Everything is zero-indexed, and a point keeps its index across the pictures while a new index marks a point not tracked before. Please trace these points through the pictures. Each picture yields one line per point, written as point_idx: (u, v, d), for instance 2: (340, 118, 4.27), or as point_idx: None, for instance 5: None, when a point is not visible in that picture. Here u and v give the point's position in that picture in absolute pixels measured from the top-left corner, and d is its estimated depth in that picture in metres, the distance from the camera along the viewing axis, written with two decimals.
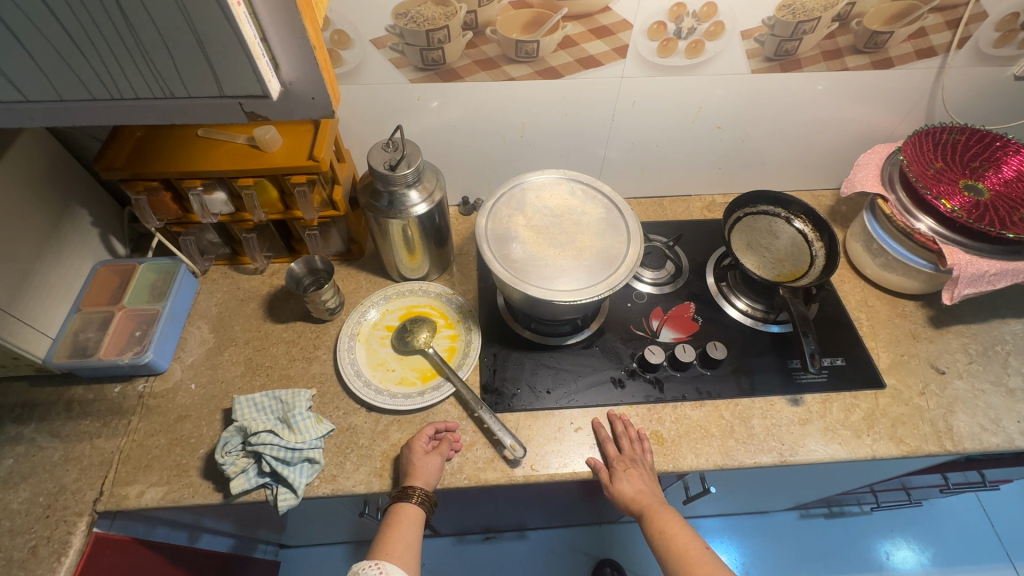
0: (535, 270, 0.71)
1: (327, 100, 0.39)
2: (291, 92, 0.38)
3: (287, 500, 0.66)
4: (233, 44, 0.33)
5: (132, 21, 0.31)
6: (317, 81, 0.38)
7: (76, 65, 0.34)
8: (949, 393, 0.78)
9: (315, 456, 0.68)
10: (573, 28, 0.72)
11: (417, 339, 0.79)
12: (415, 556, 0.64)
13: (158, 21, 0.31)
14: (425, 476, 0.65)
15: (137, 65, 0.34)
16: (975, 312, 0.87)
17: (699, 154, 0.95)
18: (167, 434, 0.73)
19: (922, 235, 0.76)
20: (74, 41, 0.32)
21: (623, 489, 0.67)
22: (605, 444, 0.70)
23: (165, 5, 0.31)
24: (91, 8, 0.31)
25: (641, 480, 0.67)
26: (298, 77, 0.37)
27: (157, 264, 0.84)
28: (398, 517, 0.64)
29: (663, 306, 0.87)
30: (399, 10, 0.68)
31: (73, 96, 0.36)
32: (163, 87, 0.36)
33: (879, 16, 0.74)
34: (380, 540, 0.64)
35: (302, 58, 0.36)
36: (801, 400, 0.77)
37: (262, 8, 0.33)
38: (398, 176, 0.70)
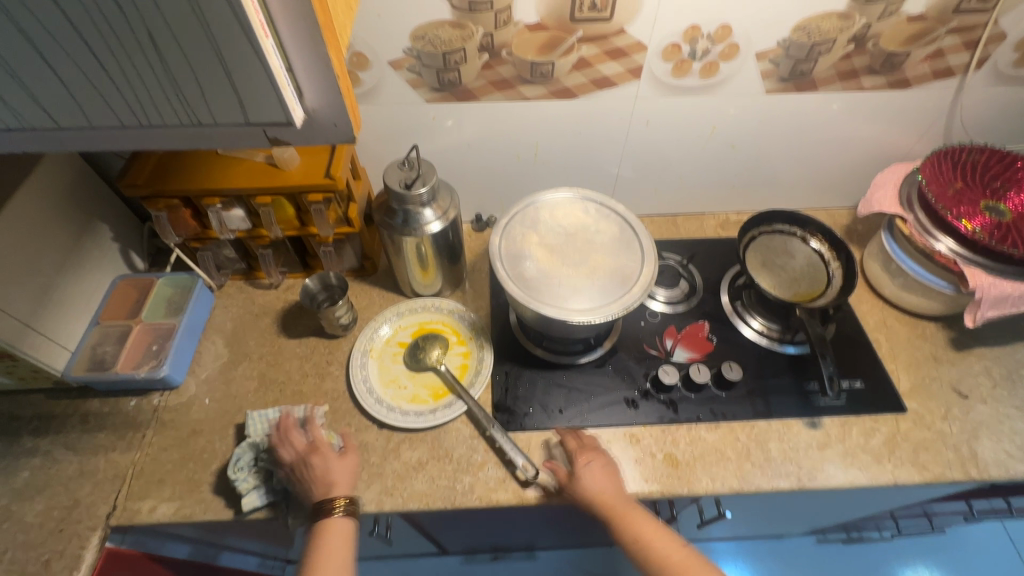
0: (548, 288, 0.71)
1: (349, 127, 0.39)
2: (314, 119, 0.39)
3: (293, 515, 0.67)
4: (259, 74, 0.34)
5: (164, 54, 0.32)
6: (341, 107, 0.38)
7: (107, 94, 0.35)
8: (973, 418, 0.76)
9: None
10: (588, 50, 0.72)
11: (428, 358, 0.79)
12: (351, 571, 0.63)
13: (188, 53, 0.32)
14: (345, 482, 0.66)
15: (165, 92, 0.35)
16: (998, 335, 0.85)
17: (714, 172, 0.95)
18: (180, 449, 0.73)
19: (942, 256, 0.75)
20: (108, 73, 0.33)
21: (585, 487, 0.65)
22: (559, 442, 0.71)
23: (196, 37, 0.31)
24: (126, 43, 0.32)
25: (600, 477, 0.65)
26: (322, 104, 0.38)
27: (175, 278, 0.86)
28: (327, 538, 0.62)
29: (677, 325, 0.86)
30: (417, 32, 0.69)
31: (103, 123, 0.37)
32: (190, 115, 0.36)
33: (895, 37, 0.73)
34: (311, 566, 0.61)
35: (326, 86, 0.37)
36: (819, 424, 0.76)
37: (289, 40, 0.34)
38: (414, 195, 0.71)
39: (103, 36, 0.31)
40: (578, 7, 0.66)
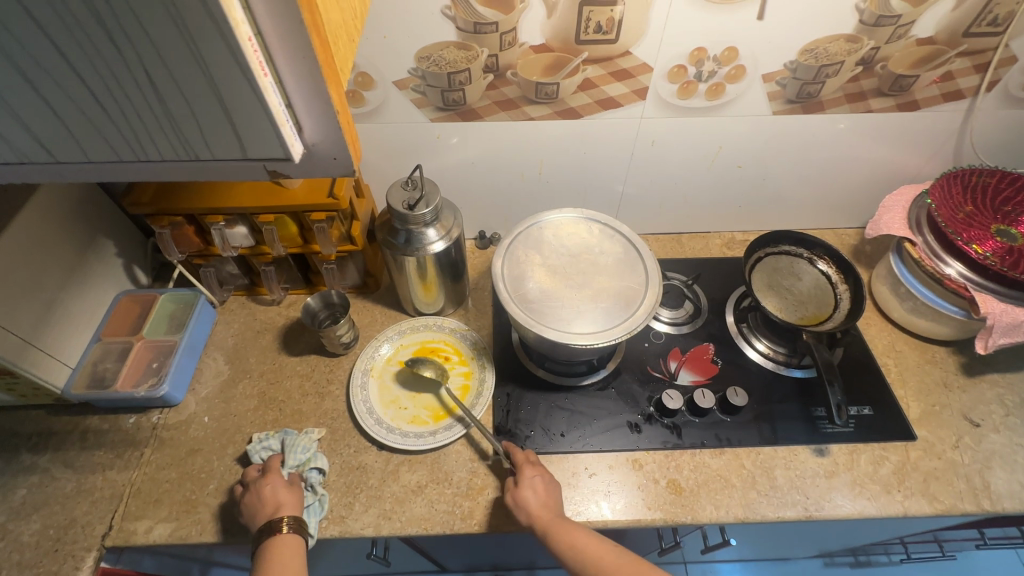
0: (551, 310, 0.70)
1: (349, 160, 0.36)
2: (313, 153, 0.36)
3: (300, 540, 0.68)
4: (258, 111, 0.32)
5: (161, 90, 0.31)
6: (340, 139, 0.35)
7: (102, 124, 0.33)
8: (985, 447, 0.74)
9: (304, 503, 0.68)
10: (594, 71, 0.72)
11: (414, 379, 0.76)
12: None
13: (185, 90, 0.31)
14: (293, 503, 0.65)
15: (159, 123, 0.33)
16: (1010, 361, 0.83)
17: (719, 192, 0.94)
18: (178, 469, 0.73)
19: (953, 280, 0.74)
20: (104, 107, 0.32)
21: (525, 502, 0.64)
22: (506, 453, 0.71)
23: (192, 75, 0.30)
24: (121, 79, 0.31)
25: (541, 493, 0.65)
26: (323, 140, 0.35)
27: (177, 294, 0.85)
28: (279, 556, 0.60)
29: (681, 346, 0.85)
30: (422, 53, 0.68)
31: (100, 156, 0.36)
32: (188, 149, 0.35)
33: (904, 60, 0.72)
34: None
35: (327, 122, 0.34)
36: (827, 451, 0.74)
37: (289, 78, 0.31)
38: (416, 215, 0.71)
39: (98, 73, 0.30)
40: (584, 28, 0.66)
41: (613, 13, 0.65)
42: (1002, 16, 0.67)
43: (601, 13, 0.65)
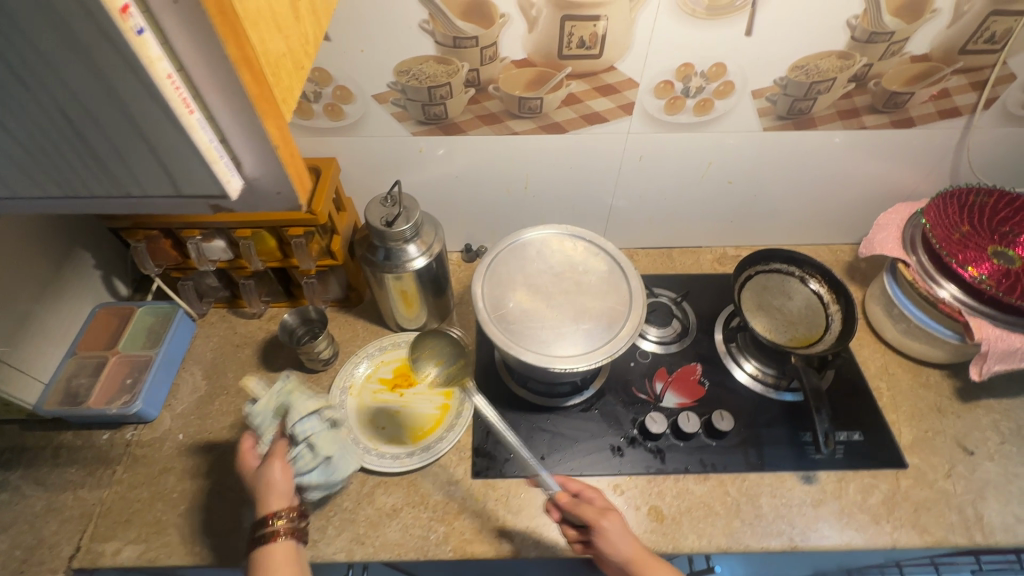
0: (531, 332, 0.68)
1: (295, 199, 0.32)
2: (257, 189, 0.32)
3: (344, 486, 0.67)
4: (183, 147, 0.28)
5: (77, 124, 0.27)
6: (283, 178, 0.31)
7: (26, 166, 0.30)
8: (979, 477, 0.72)
9: (306, 463, 0.66)
10: (578, 86, 0.70)
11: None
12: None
13: (104, 124, 0.27)
14: (279, 488, 0.62)
15: (84, 162, 0.30)
16: (1007, 386, 0.81)
17: (710, 206, 0.92)
18: (150, 488, 0.71)
19: (946, 303, 0.72)
20: (20, 144, 0.29)
21: (617, 532, 0.59)
22: (568, 482, 0.65)
23: (108, 107, 0.26)
24: (32, 113, 0.27)
25: (625, 524, 0.61)
26: (264, 174, 0.31)
27: (155, 307, 0.84)
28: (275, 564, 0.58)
29: (668, 366, 0.83)
30: (401, 67, 0.67)
31: (26, 193, 0.33)
32: (120, 185, 0.31)
33: (898, 77, 0.70)
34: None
35: (267, 156, 0.30)
36: (814, 478, 0.72)
37: (220, 108, 0.27)
38: (395, 232, 0.70)
39: (5, 107, 0.27)
40: (566, 43, 0.64)
41: (596, 29, 0.63)
42: (999, 34, 0.65)
43: (584, 28, 0.63)
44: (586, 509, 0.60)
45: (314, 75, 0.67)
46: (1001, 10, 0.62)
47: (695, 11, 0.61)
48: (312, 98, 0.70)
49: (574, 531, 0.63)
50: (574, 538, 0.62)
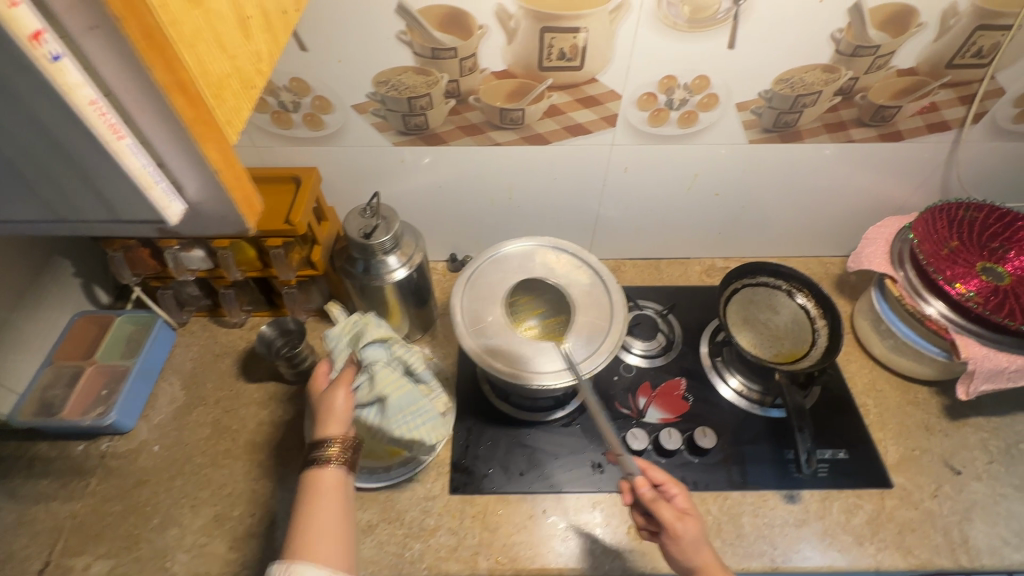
0: (509, 347, 0.68)
1: (241, 221, 0.31)
2: (200, 213, 0.30)
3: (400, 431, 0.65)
4: (115, 176, 0.27)
5: (9, 151, 0.27)
6: (227, 201, 0.30)
7: None
8: (965, 497, 0.71)
9: (369, 394, 0.63)
10: (559, 97, 0.69)
11: (524, 311, 0.72)
12: (349, 535, 0.50)
13: (34, 151, 0.26)
14: (338, 412, 0.58)
15: (27, 186, 0.29)
16: (996, 404, 0.79)
17: (697, 218, 0.91)
18: (123, 501, 0.70)
19: (933, 321, 0.70)
20: None
21: (691, 541, 0.56)
22: (649, 471, 0.62)
23: (34, 136, 0.25)
24: None
25: (704, 532, 0.57)
26: (207, 199, 0.30)
27: (134, 315, 0.83)
28: (317, 489, 0.52)
29: (652, 381, 0.81)
30: (379, 77, 0.66)
31: None
32: (64, 210, 0.31)
33: (885, 91, 0.69)
34: (293, 531, 0.49)
35: (207, 181, 0.29)
36: (797, 497, 0.71)
37: (153, 134, 0.26)
38: (373, 244, 0.69)
39: None
40: (547, 55, 0.63)
41: (576, 40, 0.62)
42: (987, 48, 0.64)
43: (564, 40, 0.62)
44: (663, 511, 0.57)
45: (292, 84, 0.66)
46: (988, 24, 0.61)
47: (676, 24, 0.60)
48: (290, 107, 0.69)
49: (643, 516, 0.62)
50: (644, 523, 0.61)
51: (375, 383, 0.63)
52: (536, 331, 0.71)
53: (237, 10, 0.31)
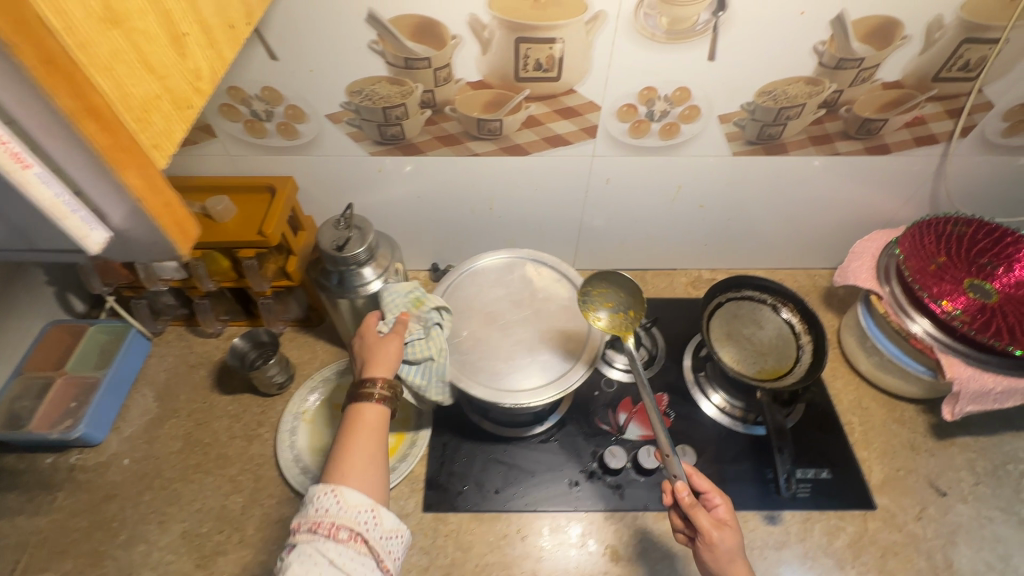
0: (483, 363, 0.66)
1: (171, 247, 0.30)
2: (129, 239, 0.29)
3: (437, 395, 0.66)
4: (27, 206, 0.25)
5: None
6: (155, 228, 0.29)
7: None
8: (950, 520, 0.69)
9: (423, 352, 0.64)
10: (537, 108, 0.67)
11: (595, 301, 0.71)
12: (382, 470, 0.54)
13: None
14: (384, 359, 0.60)
15: None
16: (985, 422, 0.78)
17: (683, 229, 0.89)
18: (90, 516, 0.69)
19: (918, 339, 0.69)
20: None
21: (726, 550, 0.57)
22: (693, 478, 0.62)
23: None
24: None
25: (739, 543, 0.58)
26: (134, 226, 0.28)
27: (108, 325, 0.82)
28: (358, 420, 0.56)
29: (633, 396, 0.80)
30: (353, 87, 0.64)
31: None
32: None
33: (870, 104, 0.67)
34: (335, 455, 0.53)
35: (131, 208, 0.27)
36: (779, 518, 0.70)
37: (66, 162, 0.25)
38: (346, 256, 0.68)
39: None
40: (523, 65, 0.62)
41: (552, 51, 0.60)
42: (974, 62, 0.63)
43: (539, 51, 0.60)
44: (701, 518, 0.57)
45: (264, 94, 0.65)
46: (974, 37, 0.60)
47: (654, 35, 0.59)
48: (263, 116, 0.68)
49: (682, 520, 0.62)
50: (680, 527, 0.62)
51: (431, 342, 0.65)
52: (606, 323, 0.70)
53: (168, 26, 0.29)
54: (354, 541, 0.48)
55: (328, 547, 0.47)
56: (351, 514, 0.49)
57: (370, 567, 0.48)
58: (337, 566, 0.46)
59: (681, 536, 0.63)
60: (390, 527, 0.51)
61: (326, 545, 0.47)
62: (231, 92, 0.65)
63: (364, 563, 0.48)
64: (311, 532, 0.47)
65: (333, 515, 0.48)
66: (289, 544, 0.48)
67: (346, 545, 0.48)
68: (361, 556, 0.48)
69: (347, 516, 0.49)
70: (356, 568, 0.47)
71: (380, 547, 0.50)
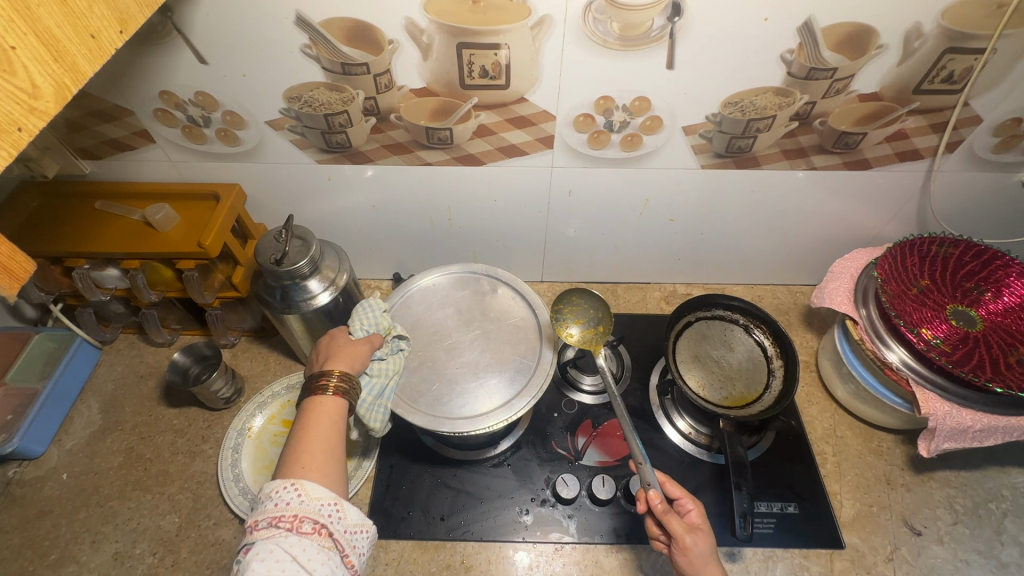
0: (424, 387, 0.63)
1: None
2: None
3: (376, 422, 0.59)
4: None
5: None
6: None
7: None
8: (924, 562, 0.65)
9: (380, 367, 0.60)
10: (488, 117, 0.63)
11: (567, 318, 0.69)
12: (343, 460, 0.50)
13: None
14: (348, 359, 0.56)
15: None
16: (967, 456, 0.73)
17: (654, 244, 0.85)
18: (22, 533, 0.67)
19: (893, 369, 0.64)
20: None
21: (699, 555, 0.53)
22: (666, 485, 0.58)
23: None
24: None
25: (714, 549, 0.54)
26: None
27: (55, 333, 0.80)
28: (313, 412, 0.51)
29: (594, 419, 0.76)
30: (291, 93, 0.61)
31: None
32: None
33: (847, 116, 0.63)
34: (290, 449, 0.49)
35: None
36: (738, 556, 0.66)
37: None
38: (284, 271, 0.64)
39: None
40: (467, 72, 0.58)
41: (497, 57, 0.56)
42: (958, 73, 0.58)
43: (484, 57, 0.56)
44: (673, 523, 0.54)
45: (198, 99, 0.62)
46: (957, 47, 0.55)
47: (606, 41, 0.55)
48: (200, 122, 0.65)
49: (658, 527, 0.58)
50: (658, 535, 0.58)
51: (392, 361, 0.61)
52: (576, 339, 0.69)
53: None
54: (318, 534, 0.44)
55: (290, 541, 0.42)
56: (314, 506, 0.44)
57: (335, 563, 0.43)
58: (300, 561, 0.41)
59: (657, 545, 0.59)
60: (355, 521, 0.46)
61: (288, 540, 0.42)
62: (164, 97, 0.62)
63: (329, 558, 0.43)
64: (271, 527, 0.43)
65: (295, 507, 0.44)
66: (248, 542, 0.43)
67: (309, 539, 0.43)
68: (325, 550, 0.43)
69: (310, 508, 0.44)
70: (320, 564, 0.42)
71: (345, 541, 0.45)
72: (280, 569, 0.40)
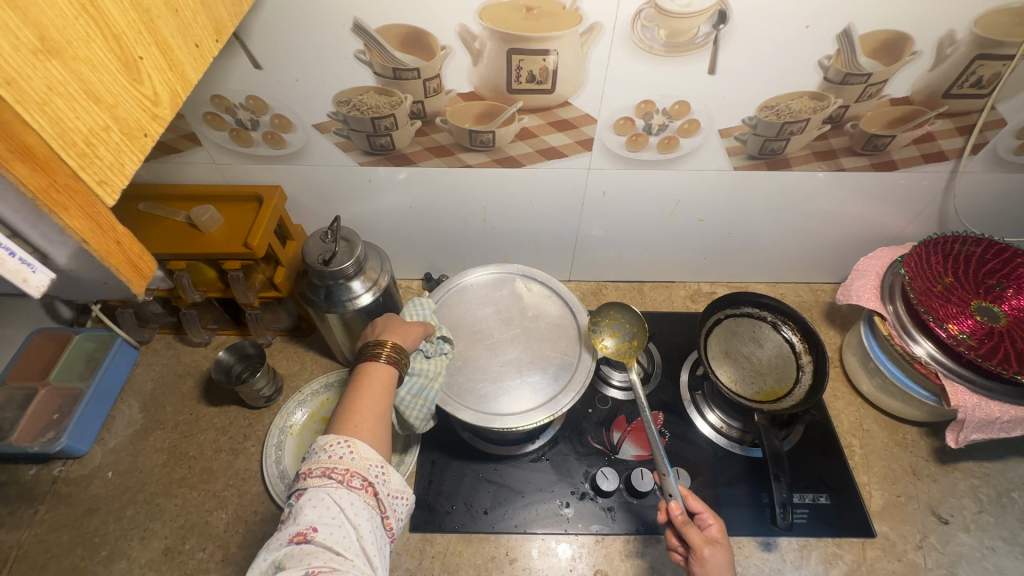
0: (473, 386, 0.65)
1: (123, 284, 0.29)
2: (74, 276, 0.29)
3: (413, 419, 0.61)
4: None
5: None
6: (104, 267, 0.28)
7: None
8: (952, 550, 0.67)
9: (421, 367, 0.61)
10: (531, 120, 0.65)
11: (604, 330, 0.70)
12: (389, 429, 0.50)
13: None
14: (403, 335, 0.58)
15: None
16: (989, 448, 0.75)
17: (681, 244, 0.87)
18: (72, 530, 0.68)
19: (922, 363, 0.66)
20: None
21: (717, 566, 0.54)
22: (688, 499, 0.60)
23: None
24: None
25: (731, 561, 0.56)
26: (83, 263, 0.28)
27: (95, 334, 0.81)
28: (366, 375, 0.53)
29: (628, 414, 0.78)
30: (340, 97, 0.62)
31: None
32: None
33: (878, 119, 0.65)
34: (342, 409, 0.49)
35: (78, 249, 0.27)
36: (774, 545, 0.68)
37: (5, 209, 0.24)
38: (331, 270, 0.66)
39: None
40: (515, 77, 0.60)
41: (545, 63, 0.58)
42: (986, 79, 0.60)
43: (532, 62, 0.58)
44: (692, 534, 0.55)
45: (248, 102, 0.63)
46: (987, 54, 0.57)
47: (652, 48, 0.57)
48: (249, 125, 0.66)
49: (677, 538, 0.60)
50: (676, 547, 0.60)
51: (435, 363, 0.62)
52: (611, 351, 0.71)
53: (121, 52, 0.28)
54: (365, 491, 0.44)
55: (341, 493, 0.43)
56: (364, 463, 0.45)
57: (376, 522, 0.44)
58: (347, 514, 0.43)
59: (676, 556, 0.60)
60: (398, 486, 0.47)
61: (338, 492, 0.43)
62: (215, 101, 0.63)
63: (372, 516, 0.44)
64: (323, 476, 0.44)
65: (347, 462, 0.45)
66: (299, 487, 0.44)
67: (357, 495, 0.44)
68: (369, 508, 0.44)
69: (360, 465, 0.45)
70: (364, 520, 0.43)
71: (387, 503, 0.46)
72: (329, 517, 0.41)
